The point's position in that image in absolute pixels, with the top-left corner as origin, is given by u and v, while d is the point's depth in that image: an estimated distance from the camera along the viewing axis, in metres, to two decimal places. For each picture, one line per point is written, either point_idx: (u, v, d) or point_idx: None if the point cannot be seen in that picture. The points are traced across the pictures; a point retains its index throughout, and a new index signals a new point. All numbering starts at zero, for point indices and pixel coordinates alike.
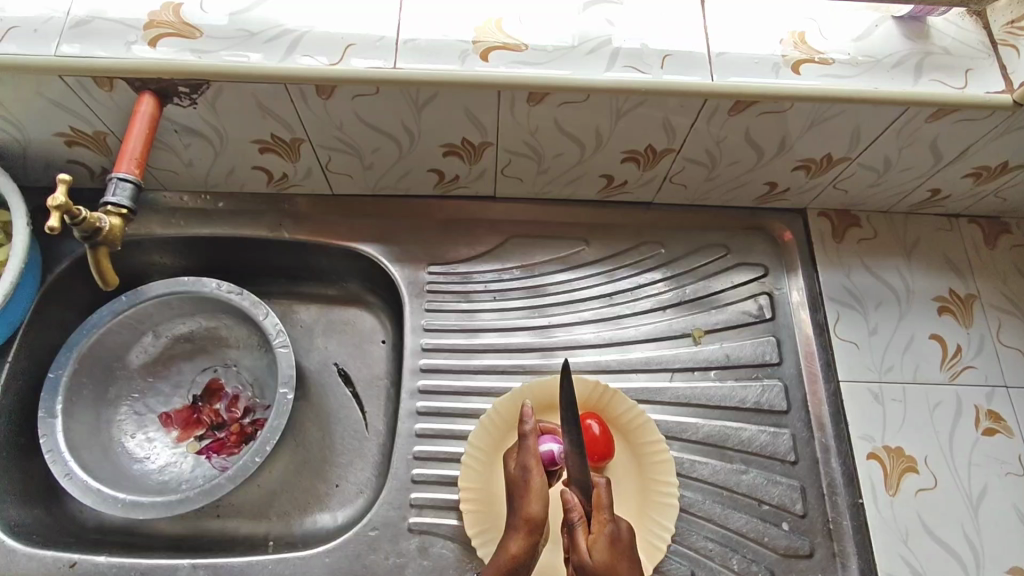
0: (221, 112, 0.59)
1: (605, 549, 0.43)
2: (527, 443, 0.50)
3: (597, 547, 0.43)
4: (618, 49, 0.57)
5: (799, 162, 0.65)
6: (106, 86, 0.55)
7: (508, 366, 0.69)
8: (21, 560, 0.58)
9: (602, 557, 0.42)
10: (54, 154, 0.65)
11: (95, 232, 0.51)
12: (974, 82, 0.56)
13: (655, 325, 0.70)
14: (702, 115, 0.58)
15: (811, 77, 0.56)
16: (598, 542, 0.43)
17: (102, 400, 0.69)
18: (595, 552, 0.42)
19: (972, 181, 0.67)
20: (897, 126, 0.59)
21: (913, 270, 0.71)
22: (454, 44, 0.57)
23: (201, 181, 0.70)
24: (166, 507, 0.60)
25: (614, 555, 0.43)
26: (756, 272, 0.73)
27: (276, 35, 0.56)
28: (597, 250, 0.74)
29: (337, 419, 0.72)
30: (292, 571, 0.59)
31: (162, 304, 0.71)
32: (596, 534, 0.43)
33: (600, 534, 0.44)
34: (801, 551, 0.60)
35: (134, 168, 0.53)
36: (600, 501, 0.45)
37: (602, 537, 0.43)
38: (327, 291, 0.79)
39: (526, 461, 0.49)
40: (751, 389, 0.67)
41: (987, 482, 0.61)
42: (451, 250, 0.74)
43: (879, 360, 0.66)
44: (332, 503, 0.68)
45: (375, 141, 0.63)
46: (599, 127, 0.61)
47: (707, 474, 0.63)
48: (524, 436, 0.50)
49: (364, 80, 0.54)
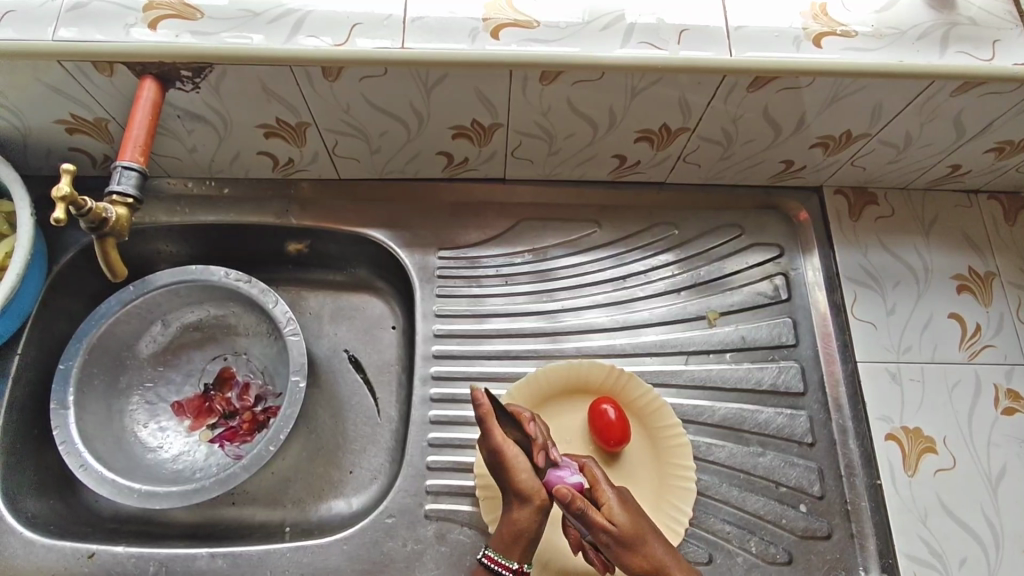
0: (225, 96, 0.57)
1: (625, 512, 0.49)
2: (500, 447, 0.48)
3: (616, 513, 0.48)
4: (632, 25, 0.55)
5: (817, 139, 0.64)
6: (106, 71, 0.53)
7: (519, 351, 0.68)
8: (40, 551, 0.58)
9: (626, 522, 0.48)
10: (55, 143, 0.64)
11: (101, 223, 0.49)
12: (1001, 54, 0.54)
13: (669, 308, 0.70)
14: (719, 92, 0.57)
15: (833, 51, 0.54)
16: (616, 509, 0.49)
17: (114, 391, 0.69)
18: (619, 517, 0.48)
19: (994, 156, 0.65)
20: (920, 101, 0.57)
21: (931, 248, 0.70)
22: (463, 22, 0.55)
23: (205, 167, 0.69)
24: (182, 497, 0.60)
25: (630, 512, 0.49)
26: (771, 253, 0.71)
27: (279, 14, 0.54)
28: (608, 232, 0.72)
29: (349, 406, 0.72)
30: (310, 560, 0.59)
31: (170, 293, 0.70)
32: (611, 502, 0.49)
33: (612, 501, 0.49)
34: (819, 533, 0.60)
35: (138, 156, 0.52)
36: (593, 478, 0.51)
37: (615, 504, 0.49)
38: (335, 277, 0.78)
39: (521, 471, 0.48)
40: (768, 371, 0.67)
41: (1006, 461, 0.61)
42: (460, 234, 0.72)
43: (897, 341, 0.65)
44: (347, 490, 0.68)
45: (382, 123, 0.62)
46: (613, 107, 0.59)
47: (724, 457, 0.63)
48: (482, 422, 0.47)
49: (371, 61, 0.53)
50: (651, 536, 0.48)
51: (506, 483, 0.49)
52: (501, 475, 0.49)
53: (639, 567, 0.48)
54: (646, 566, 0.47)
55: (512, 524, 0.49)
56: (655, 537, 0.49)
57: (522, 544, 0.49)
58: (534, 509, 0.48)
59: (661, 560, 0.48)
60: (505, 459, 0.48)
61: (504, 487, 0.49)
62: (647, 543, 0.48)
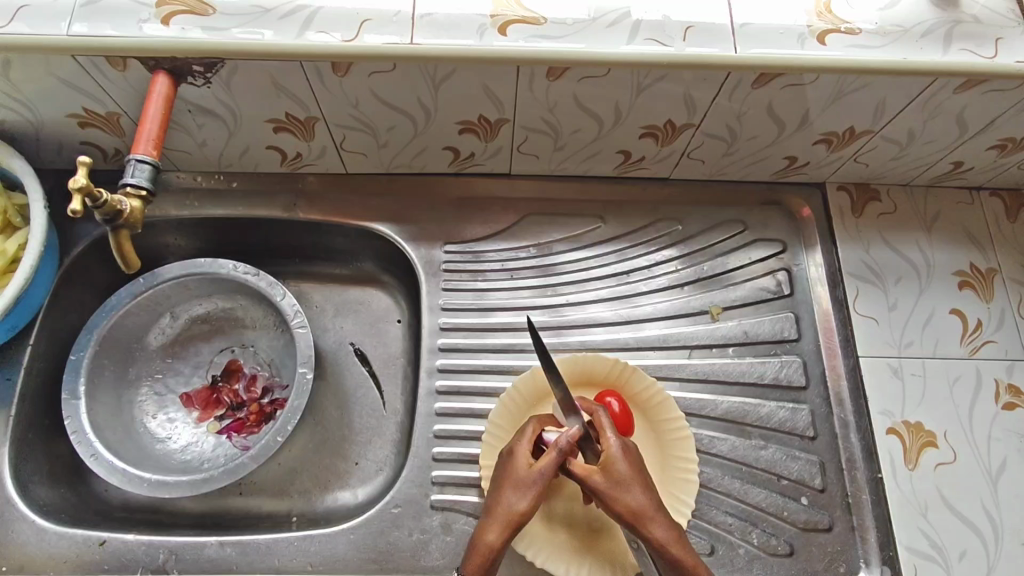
0: (236, 90, 0.58)
1: (617, 460, 0.49)
2: (541, 480, 0.49)
3: (608, 461, 0.49)
4: (639, 22, 0.56)
5: (820, 136, 0.64)
6: (119, 66, 0.54)
7: (523, 344, 0.69)
8: (52, 539, 0.59)
9: (613, 469, 0.49)
10: (67, 136, 0.64)
11: (116, 214, 0.50)
12: (1005, 51, 0.55)
13: (672, 303, 0.70)
14: (724, 88, 0.57)
15: (837, 48, 0.55)
16: (610, 455, 0.50)
17: (123, 381, 0.70)
18: (608, 462, 0.49)
19: (996, 153, 0.66)
20: (924, 98, 0.58)
21: (933, 244, 0.70)
22: (470, 18, 0.56)
23: (214, 160, 0.69)
24: (191, 486, 0.61)
25: (624, 461, 0.49)
26: (774, 248, 0.72)
27: (290, 10, 0.55)
28: (612, 228, 0.73)
29: (355, 398, 0.73)
30: (317, 548, 0.60)
31: (179, 285, 0.71)
32: (609, 447, 0.50)
33: (610, 447, 0.50)
34: (820, 525, 0.61)
35: (151, 149, 0.52)
36: (603, 426, 0.52)
37: (612, 451, 0.50)
38: (341, 270, 0.79)
39: (522, 502, 0.49)
40: (770, 365, 0.67)
41: (1006, 456, 0.61)
42: (466, 229, 0.73)
43: (899, 336, 0.66)
44: (353, 481, 0.68)
45: (390, 119, 0.62)
46: (619, 103, 0.60)
47: (726, 450, 0.64)
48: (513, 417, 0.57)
49: (380, 57, 0.54)
50: (636, 485, 0.48)
51: (501, 503, 0.49)
52: (499, 485, 0.51)
53: (619, 512, 0.47)
54: (627, 512, 0.47)
55: (484, 544, 0.48)
56: (638, 486, 0.48)
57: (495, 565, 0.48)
58: (511, 536, 0.48)
59: (643, 509, 0.47)
60: (513, 458, 0.52)
61: (499, 480, 0.51)
62: (631, 490, 0.48)
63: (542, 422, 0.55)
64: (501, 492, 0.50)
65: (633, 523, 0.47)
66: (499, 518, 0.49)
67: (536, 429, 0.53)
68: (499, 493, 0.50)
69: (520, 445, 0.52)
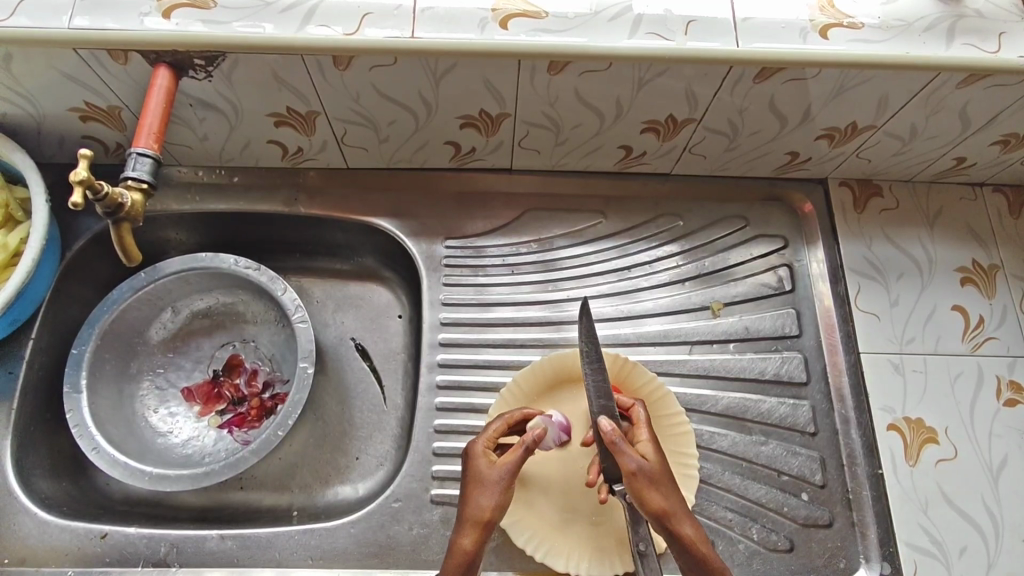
0: (237, 84, 0.58)
1: (659, 457, 0.48)
2: (507, 476, 0.49)
3: (653, 456, 0.48)
4: (640, 16, 0.56)
5: (823, 131, 0.64)
6: (120, 59, 0.54)
7: (523, 340, 0.69)
8: (54, 532, 0.60)
9: (657, 463, 0.47)
10: (68, 130, 0.65)
11: (117, 207, 0.50)
12: (1008, 46, 0.54)
13: (673, 298, 0.70)
14: (726, 83, 0.57)
15: (839, 42, 0.55)
16: (652, 451, 0.48)
17: (125, 376, 0.70)
18: (652, 456, 0.48)
19: (999, 149, 0.65)
20: (926, 93, 0.57)
21: (935, 240, 0.70)
22: (471, 12, 0.56)
23: (215, 154, 0.69)
24: (192, 480, 0.61)
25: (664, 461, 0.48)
26: (776, 244, 0.72)
27: (290, 5, 0.55)
28: (613, 223, 0.73)
29: (356, 393, 0.73)
30: (318, 542, 0.60)
31: (180, 280, 0.71)
32: (651, 444, 0.49)
33: (652, 445, 0.49)
34: (820, 521, 0.61)
35: (152, 143, 0.52)
36: (641, 427, 0.51)
37: (654, 448, 0.49)
38: (341, 266, 0.79)
39: (489, 501, 0.48)
40: (771, 361, 0.67)
41: (1008, 452, 0.61)
42: (466, 224, 0.73)
43: (899, 332, 0.66)
44: (353, 476, 0.69)
45: (392, 113, 0.62)
46: (620, 98, 0.60)
47: (726, 445, 0.64)
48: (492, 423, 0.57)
49: (381, 51, 0.53)
50: (674, 487, 0.47)
51: (470, 505, 0.48)
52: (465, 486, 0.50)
53: (658, 505, 0.45)
54: (659, 509, 0.45)
55: (459, 547, 0.47)
56: (672, 486, 0.47)
57: (471, 564, 0.47)
58: (483, 537, 0.47)
59: (680, 510, 0.46)
60: (473, 457, 0.51)
61: (466, 480, 0.50)
62: (672, 488, 0.47)
63: (507, 418, 0.55)
64: (470, 493, 0.48)
65: (668, 518, 0.45)
66: (469, 522, 0.47)
67: (497, 428, 0.54)
68: (469, 495, 0.49)
69: (476, 442, 0.52)
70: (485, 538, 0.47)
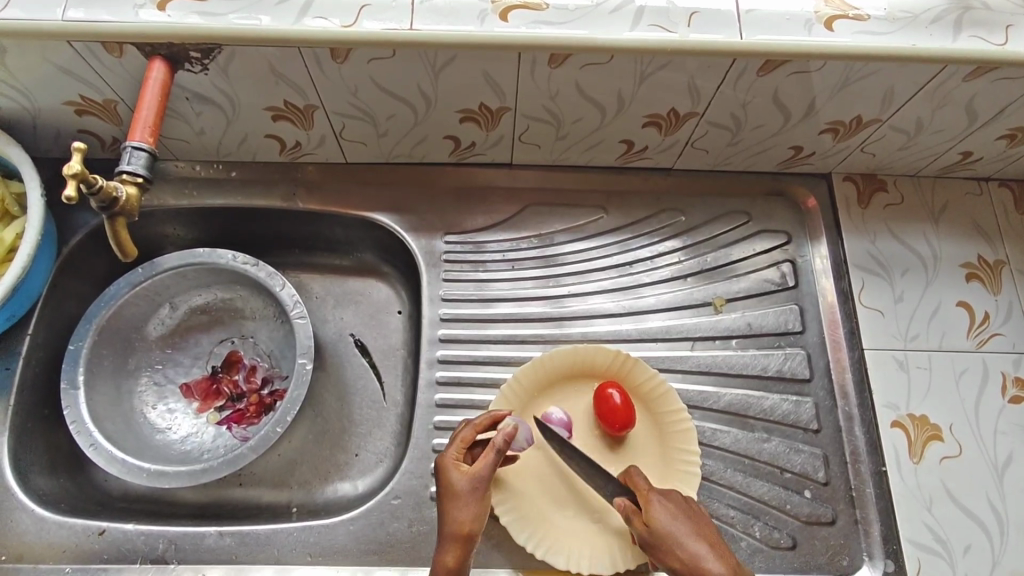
0: (234, 77, 0.57)
1: (659, 517, 0.50)
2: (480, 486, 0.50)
3: (651, 520, 0.50)
4: (642, 8, 0.55)
5: (826, 125, 0.63)
6: (115, 52, 0.54)
7: (524, 336, 0.68)
8: (52, 528, 0.59)
9: (655, 526, 0.50)
10: (64, 124, 0.64)
11: (112, 202, 0.50)
12: (1016, 38, 0.54)
13: (675, 294, 0.70)
14: (728, 77, 0.56)
15: (844, 34, 0.54)
16: (651, 514, 0.50)
17: (123, 372, 0.69)
18: (648, 522, 0.50)
19: (1006, 144, 0.65)
20: (932, 87, 0.57)
21: (940, 235, 0.69)
22: (471, 4, 0.55)
23: (212, 149, 0.69)
24: (190, 476, 0.60)
25: (665, 517, 0.50)
26: (778, 239, 0.71)
27: None
28: (615, 218, 0.72)
29: (355, 389, 0.72)
30: (317, 539, 0.60)
31: (178, 275, 0.70)
32: (647, 505, 0.51)
33: (650, 505, 0.51)
34: (824, 518, 0.60)
35: (147, 136, 0.52)
36: (642, 488, 0.53)
37: (652, 508, 0.51)
38: (341, 261, 0.78)
39: (467, 514, 0.49)
40: (774, 357, 0.67)
41: (1012, 449, 0.61)
42: (466, 219, 0.72)
43: (904, 328, 0.65)
44: (352, 472, 0.68)
45: (390, 107, 0.62)
46: (621, 92, 0.59)
47: (729, 442, 0.63)
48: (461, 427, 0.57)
49: (379, 43, 0.53)
50: (684, 537, 0.49)
51: (448, 520, 0.49)
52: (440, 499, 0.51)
53: (674, 566, 0.48)
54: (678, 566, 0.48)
55: (442, 564, 0.48)
56: (682, 539, 0.49)
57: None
58: (466, 551, 0.48)
59: (701, 559, 0.47)
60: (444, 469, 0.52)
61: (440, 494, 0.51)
62: (681, 542, 0.48)
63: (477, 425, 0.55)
64: (446, 508, 0.50)
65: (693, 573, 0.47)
66: (450, 538, 0.48)
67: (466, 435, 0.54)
68: (445, 510, 0.50)
69: (446, 452, 0.53)
70: (467, 551, 0.49)
